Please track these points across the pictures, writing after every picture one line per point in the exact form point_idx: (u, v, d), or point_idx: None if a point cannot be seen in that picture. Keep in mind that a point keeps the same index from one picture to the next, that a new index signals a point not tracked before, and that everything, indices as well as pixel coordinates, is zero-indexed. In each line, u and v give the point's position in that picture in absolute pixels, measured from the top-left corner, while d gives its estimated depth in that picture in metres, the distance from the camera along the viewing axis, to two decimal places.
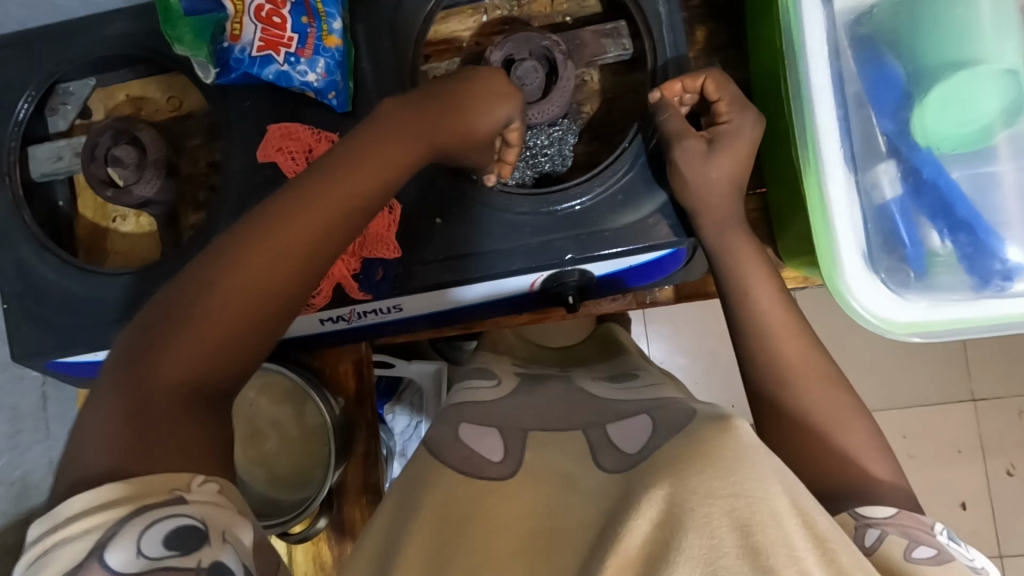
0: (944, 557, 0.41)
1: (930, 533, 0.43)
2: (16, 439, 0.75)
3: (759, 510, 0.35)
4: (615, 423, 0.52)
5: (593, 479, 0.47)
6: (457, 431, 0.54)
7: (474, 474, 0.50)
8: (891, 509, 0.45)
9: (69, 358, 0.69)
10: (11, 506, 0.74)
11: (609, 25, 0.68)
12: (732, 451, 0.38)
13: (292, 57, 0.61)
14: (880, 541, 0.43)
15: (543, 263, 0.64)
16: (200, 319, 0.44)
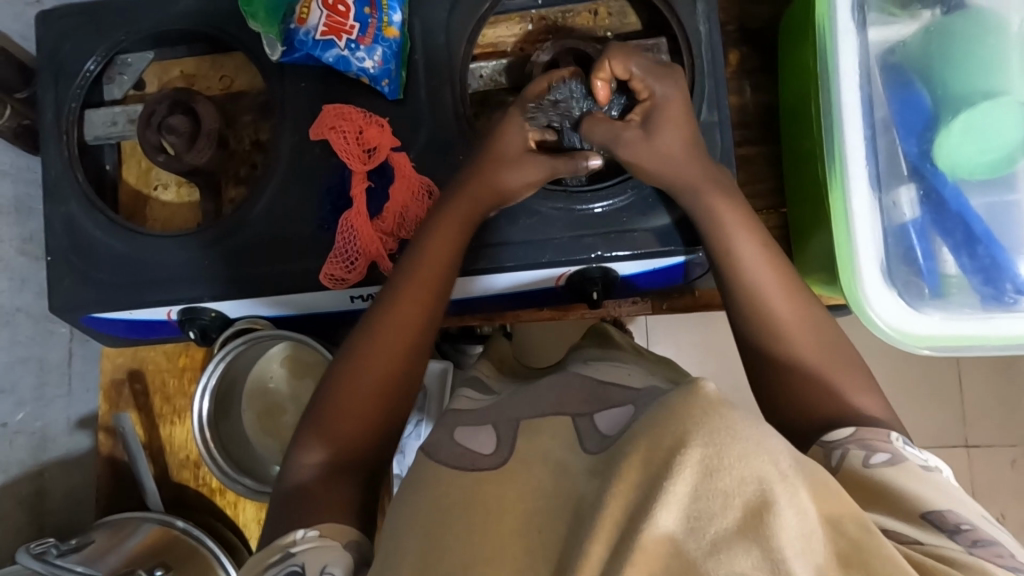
0: (898, 460, 0.45)
1: (887, 441, 0.47)
2: (41, 392, 0.77)
3: (727, 452, 0.33)
4: (602, 411, 0.48)
5: (579, 464, 0.43)
6: (452, 434, 0.51)
7: (466, 468, 0.46)
8: (851, 428, 0.48)
9: (105, 314, 0.72)
10: (29, 456, 0.75)
11: (652, 41, 0.71)
12: (708, 410, 0.35)
13: (352, 43, 0.65)
14: (844, 459, 0.46)
15: (572, 258, 0.67)
16: (346, 400, 0.55)
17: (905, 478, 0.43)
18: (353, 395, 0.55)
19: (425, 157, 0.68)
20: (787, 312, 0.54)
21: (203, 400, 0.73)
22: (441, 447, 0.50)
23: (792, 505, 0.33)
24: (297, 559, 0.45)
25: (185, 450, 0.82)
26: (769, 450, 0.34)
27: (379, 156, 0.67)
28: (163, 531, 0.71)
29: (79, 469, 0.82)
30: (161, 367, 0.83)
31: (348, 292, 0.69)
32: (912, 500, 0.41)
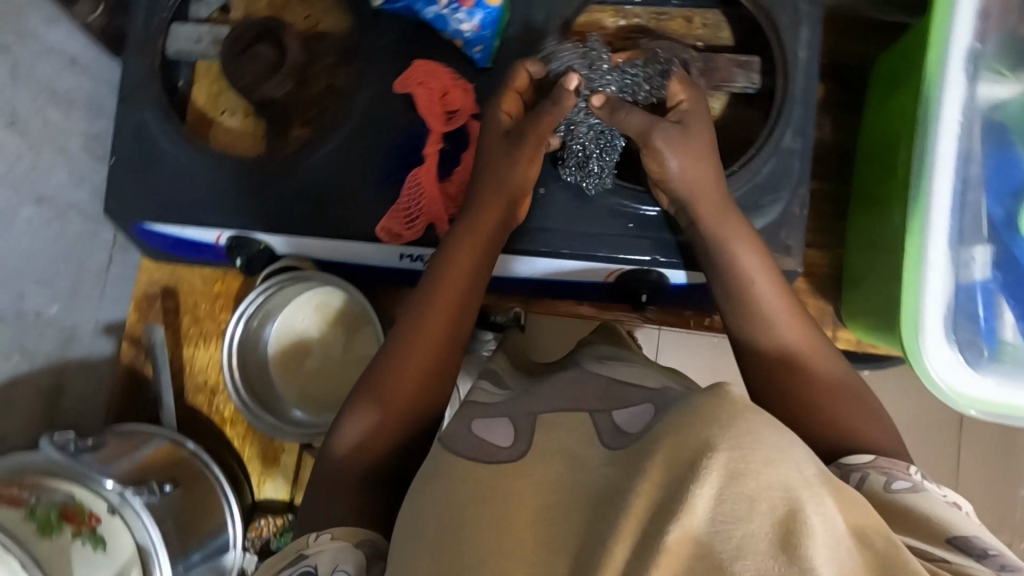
0: (918, 488, 0.47)
1: (905, 471, 0.49)
2: (77, 290, 0.77)
3: (751, 458, 0.37)
4: (622, 409, 0.48)
5: (598, 462, 0.43)
6: (469, 424, 0.51)
7: (484, 459, 0.46)
8: (869, 454, 0.51)
9: (157, 226, 0.72)
10: (55, 350, 0.75)
11: (743, 57, 0.71)
12: (732, 413, 0.40)
13: (454, 4, 0.66)
14: (864, 481, 0.48)
15: (629, 256, 0.67)
16: (378, 415, 0.56)
17: (923, 506, 0.45)
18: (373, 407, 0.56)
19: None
20: (816, 357, 0.55)
21: (237, 325, 0.73)
22: (462, 440, 0.49)
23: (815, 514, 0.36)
24: (311, 560, 0.48)
25: (204, 374, 0.82)
26: (792, 459, 0.39)
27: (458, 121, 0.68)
28: (173, 449, 0.71)
29: (97, 374, 0.82)
30: (196, 290, 0.83)
31: (399, 250, 0.69)
32: (931, 526, 0.43)
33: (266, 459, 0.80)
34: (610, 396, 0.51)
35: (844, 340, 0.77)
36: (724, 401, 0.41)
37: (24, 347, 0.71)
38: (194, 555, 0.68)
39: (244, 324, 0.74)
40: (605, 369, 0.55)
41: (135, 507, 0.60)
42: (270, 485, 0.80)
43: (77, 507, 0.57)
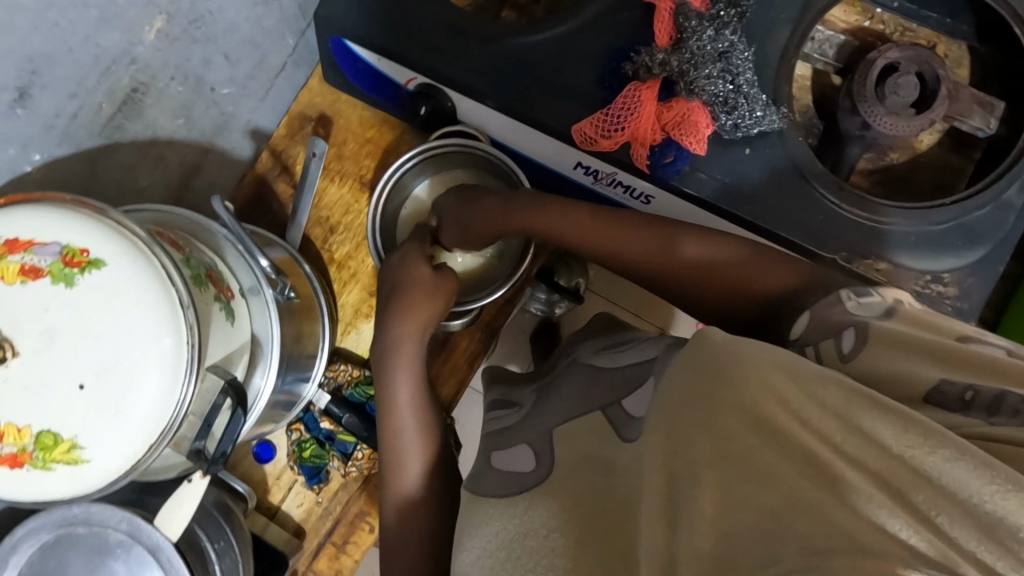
0: (866, 334, 0.45)
1: (839, 301, 0.49)
2: (248, 82, 0.76)
3: (744, 381, 0.42)
4: (630, 396, 0.53)
5: (624, 457, 0.48)
6: (491, 462, 0.56)
7: (514, 491, 0.52)
8: (807, 312, 0.51)
9: (357, 47, 0.71)
10: (208, 132, 0.75)
11: (988, 98, 0.68)
12: (719, 357, 0.44)
13: None
14: (819, 354, 0.48)
15: (809, 245, 0.64)
16: (394, 463, 0.60)
17: (883, 354, 0.44)
18: (405, 415, 0.61)
19: (733, 73, 0.63)
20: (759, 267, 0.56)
21: (411, 158, 0.75)
22: (484, 478, 0.55)
23: (888, 429, 0.37)
24: None
25: (328, 210, 0.82)
26: (771, 384, 0.41)
27: (694, 47, 0.63)
28: (290, 262, 0.71)
29: (228, 172, 0.82)
30: (350, 128, 0.83)
31: (579, 158, 0.68)
32: (914, 382, 0.41)
33: (360, 311, 0.80)
34: (615, 383, 0.55)
35: None
36: (719, 352, 0.44)
37: (190, 115, 0.71)
38: (290, 376, 0.69)
39: (409, 165, 0.75)
40: (607, 361, 0.59)
41: (265, 298, 0.59)
42: (354, 336, 0.80)
43: (219, 275, 0.56)
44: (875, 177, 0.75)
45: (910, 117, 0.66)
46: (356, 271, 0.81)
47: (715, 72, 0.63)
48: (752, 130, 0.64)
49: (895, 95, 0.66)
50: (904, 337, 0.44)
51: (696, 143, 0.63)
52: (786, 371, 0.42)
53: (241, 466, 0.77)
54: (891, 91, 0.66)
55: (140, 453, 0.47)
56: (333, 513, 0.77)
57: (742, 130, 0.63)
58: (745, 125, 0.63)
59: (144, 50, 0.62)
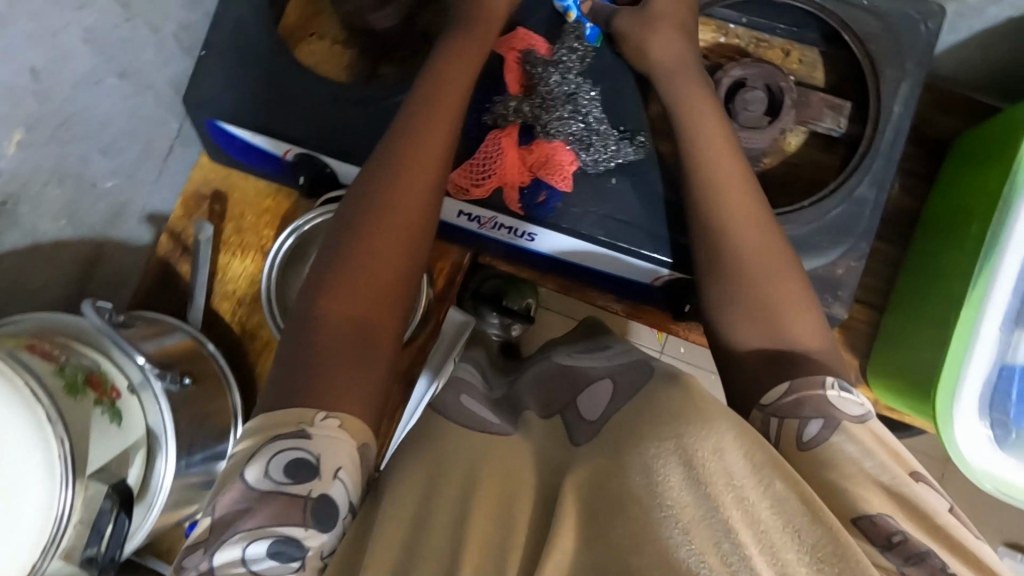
0: (831, 424, 0.45)
1: (819, 390, 0.48)
2: (135, 170, 0.77)
3: (705, 443, 0.41)
4: (583, 394, 0.51)
5: (574, 458, 0.46)
6: (458, 398, 0.54)
7: (475, 427, 0.50)
8: (785, 382, 0.49)
9: (228, 127, 0.72)
10: (101, 223, 0.75)
11: (836, 99, 0.72)
12: (694, 404, 0.43)
13: None
14: (781, 427, 0.47)
15: (686, 264, 0.66)
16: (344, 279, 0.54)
17: (837, 457, 0.44)
18: (389, 229, 0.57)
19: (582, 111, 0.68)
20: (795, 313, 0.54)
21: (306, 222, 0.75)
22: (448, 403, 0.53)
23: (765, 502, 0.40)
24: (311, 441, 0.46)
25: (234, 283, 0.82)
26: (721, 450, 0.41)
27: (542, 94, 0.68)
28: (193, 345, 0.71)
29: (131, 258, 0.82)
30: (246, 200, 0.84)
31: (460, 207, 0.70)
32: (849, 499, 0.42)
33: None
34: (570, 380, 0.54)
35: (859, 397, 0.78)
36: (680, 388, 0.45)
37: (74, 213, 0.71)
38: (195, 455, 0.65)
39: (293, 239, 0.75)
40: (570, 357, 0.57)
41: (154, 391, 0.60)
42: None
43: (101, 376, 0.57)
44: None
45: (761, 129, 0.69)
46: (268, 340, 0.81)
47: (565, 114, 0.68)
48: (615, 163, 0.67)
49: (745, 110, 0.69)
50: (869, 465, 0.43)
51: (561, 180, 0.66)
52: (739, 437, 0.42)
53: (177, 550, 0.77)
54: (741, 107, 0.69)
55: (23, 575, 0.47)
56: None
57: (603, 163, 0.67)
58: (605, 161, 0.67)
59: (9, 163, 0.62)
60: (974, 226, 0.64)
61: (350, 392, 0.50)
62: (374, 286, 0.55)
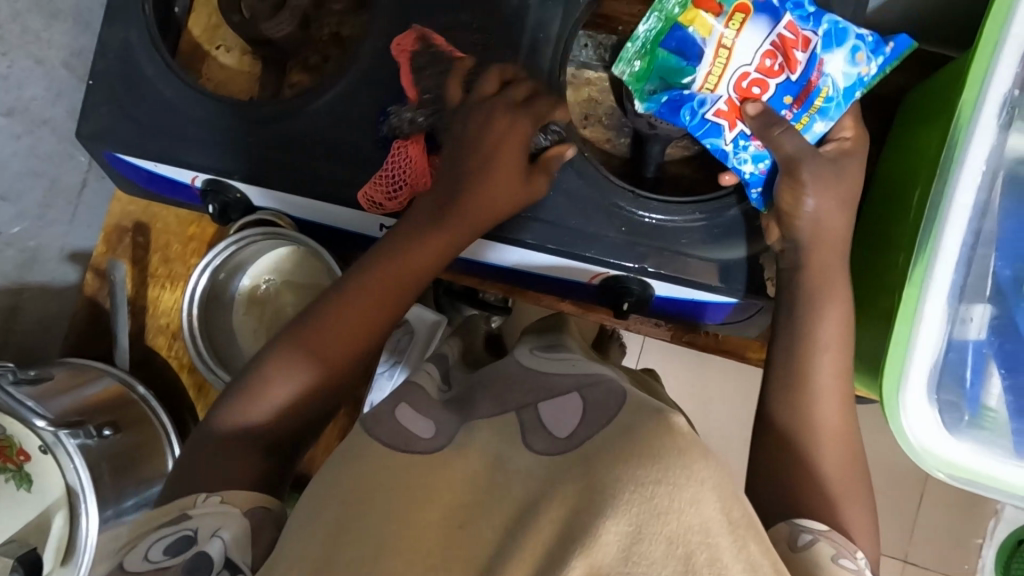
0: (861, 574, 0.46)
1: (854, 555, 0.48)
2: (44, 212, 0.74)
3: (680, 495, 0.39)
4: (549, 403, 0.50)
5: (521, 461, 0.46)
6: (395, 407, 0.53)
7: (398, 446, 0.49)
8: (824, 526, 0.50)
9: (129, 158, 0.68)
10: (14, 271, 0.72)
11: None
12: (675, 451, 0.41)
13: (741, 139, 0.60)
14: (811, 545, 0.48)
15: (617, 260, 0.63)
16: (319, 340, 0.56)
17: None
18: (364, 298, 0.58)
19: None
20: (824, 360, 0.57)
21: (217, 255, 0.71)
22: (381, 421, 0.52)
23: (738, 563, 0.39)
24: (191, 522, 0.47)
25: (166, 317, 0.79)
26: (701, 504, 0.40)
27: (437, 96, 0.63)
28: (121, 390, 0.66)
29: (58, 301, 0.79)
30: (169, 229, 0.80)
31: (379, 220, 0.67)
32: None
33: None
34: (535, 385, 0.53)
35: None
36: (663, 422, 0.43)
37: None
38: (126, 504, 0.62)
39: (210, 274, 0.72)
40: (532, 359, 0.58)
41: (68, 448, 0.57)
42: None
43: (7, 442, 0.55)
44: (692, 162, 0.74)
45: None
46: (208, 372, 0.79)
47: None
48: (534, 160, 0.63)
49: None
50: None
51: None
52: (721, 492, 0.41)
53: None
54: None
55: None
56: None
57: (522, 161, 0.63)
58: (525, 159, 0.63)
59: None
60: (917, 194, 0.60)
61: (289, 426, 0.56)
62: (351, 331, 0.57)
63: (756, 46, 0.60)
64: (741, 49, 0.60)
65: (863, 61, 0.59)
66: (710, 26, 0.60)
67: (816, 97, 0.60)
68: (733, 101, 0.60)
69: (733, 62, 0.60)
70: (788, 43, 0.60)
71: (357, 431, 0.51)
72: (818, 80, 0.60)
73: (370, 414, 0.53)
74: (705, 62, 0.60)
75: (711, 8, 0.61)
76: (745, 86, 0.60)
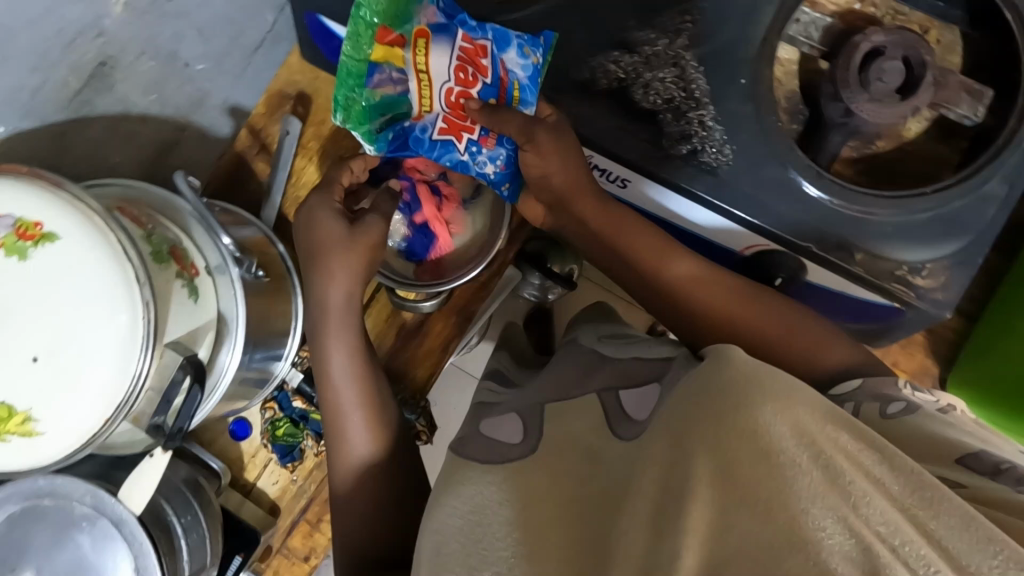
0: (912, 405, 0.50)
1: (899, 388, 0.52)
2: (223, 58, 0.76)
3: (758, 408, 0.38)
4: (628, 390, 0.55)
5: (613, 448, 0.50)
6: (479, 428, 0.59)
7: (496, 461, 0.53)
8: (859, 380, 0.55)
9: (331, 25, 0.70)
10: (185, 106, 0.75)
11: (977, 85, 0.65)
12: (733, 376, 0.40)
13: (473, 146, 0.63)
14: (858, 410, 0.51)
15: (785, 234, 0.64)
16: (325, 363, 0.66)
17: (919, 425, 0.47)
18: (340, 381, 0.65)
19: (687, 79, 0.64)
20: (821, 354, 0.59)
21: None
22: (469, 443, 0.57)
23: (841, 454, 0.37)
24: None
25: (306, 190, 0.81)
26: (789, 411, 0.38)
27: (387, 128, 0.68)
28: (265, 242, 0.69)
29: (207, 149, 0.81)
30: (329, 107, 0.81)
31: None
32: (937, 446, 0.45)
33: None
34: (619, 373, 0.57)
35: None
36: (721, 359, 0.42)
37: (162, 90, 0.72)
38: (257, 353, 0.68)
39: None
40: (611, 349, 0.63)
41: (231, 276, 0.59)
42: None
43: (184, 252, 0.56)
44: (862, 165, 0.73)
45: (889, 105, 0.64)
46: None
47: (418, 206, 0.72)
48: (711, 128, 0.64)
49: (875, 82, 0.64)
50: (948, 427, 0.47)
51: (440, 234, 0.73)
52: (804, 397, 0.40)
53: (217, 444, 0.78)
54: (870, 77, 0.64)
55: (96, 428, 0.48)
56: (307, 492, 0.77)
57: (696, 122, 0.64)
58: (708, 122, 0.63)
59: (111, 23, 0.63)
60: None
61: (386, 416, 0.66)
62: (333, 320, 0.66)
63: (447, 64, 0.61)
64: (434, 66, 0.60)
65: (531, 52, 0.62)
66: (401, 58, 0.59)
67: (513, 87, 0.62)
68: (449, 116, 0.62)
69: (438, 77, 0.60)
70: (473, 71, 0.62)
71: (450, 459, 0.55)
72: (507, 75, 0.62)
73: (457, 440, 0.58)
74: (413, 88, 0.60)
75: (397, 36, 0.58)
76: (455, 100, 0.61)
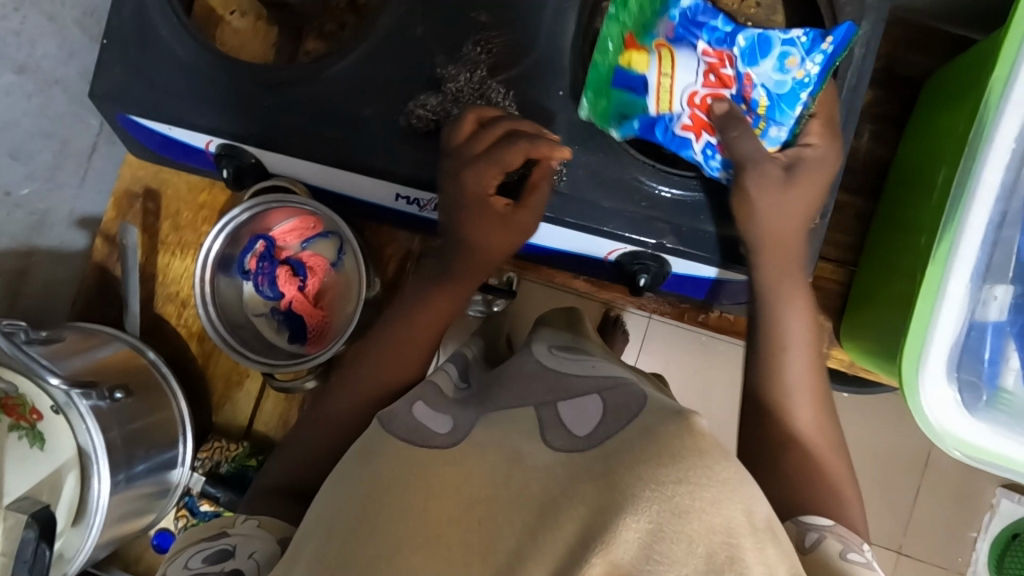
0: (872, 565, 0.45)
1: (862, 545, 0.47)
2: (53, 174, 0.73)
3: (699, 494, 0.36)
4: (570, 400, 0.44)
5: (538, 456, 0.41)
6: (412, 407, 0.48)
7: (415, 443, 0.45)
8: (829, 520, 0.49)
9: (143, 120, 0.67)
10: (23, 233, 0.71)
11: None
12: (695, 453, 0.37)
13: (710, 147, 0.59)
14: (819, 543, 0.47)
15: (637, 234, 0.62)
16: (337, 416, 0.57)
17: None
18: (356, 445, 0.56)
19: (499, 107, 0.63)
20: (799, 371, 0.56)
21: (234, 219, 0.70)
22: (398, 416, 0.47)
23: (758, 564, 0.36)
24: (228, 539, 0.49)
25: (176, 285, 0.79)
26: (721, 508, 0.36)
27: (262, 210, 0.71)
28: (132, 356, 0.66)
29: (65, 266, 0.78)
30: (179, 196, 0.79)
31: (395, 189, 0.66)
32: None
33: (229, 380, 0.78)
34: (556, 384, 0.47)
35: (835, 359, 0.75)
36: (683, 425, 0.39)
37: None
38: (138, 467, 0.64)
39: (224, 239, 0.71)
40: (555, 360, 0.51)
41: (80, 410, 0.57)
42: (228, 407, 0.78)
43: (19, 400, 0.55)
44: None
45: None
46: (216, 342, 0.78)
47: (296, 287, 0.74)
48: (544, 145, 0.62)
49: None
50: None
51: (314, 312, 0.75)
52: (740, 493, 0.37)
53: (144, 561, 0.75)
54: None
55: None
56: None
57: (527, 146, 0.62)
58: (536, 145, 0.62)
59: None
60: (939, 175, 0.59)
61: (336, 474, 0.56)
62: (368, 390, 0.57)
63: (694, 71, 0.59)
64: (682, 72, 0.59)
65: (796, 64, 0.58)
66: (647, 62, 0.60)
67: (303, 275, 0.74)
68: (696, 115, 0.59)
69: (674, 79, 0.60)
70: (716, 65, 0.59)
71: (373, 430, 0.47)
72: None
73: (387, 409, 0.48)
74: (652, 94, 0.60)
75: (642, 46, 0.61)
76: (699, 101, 0.59)
